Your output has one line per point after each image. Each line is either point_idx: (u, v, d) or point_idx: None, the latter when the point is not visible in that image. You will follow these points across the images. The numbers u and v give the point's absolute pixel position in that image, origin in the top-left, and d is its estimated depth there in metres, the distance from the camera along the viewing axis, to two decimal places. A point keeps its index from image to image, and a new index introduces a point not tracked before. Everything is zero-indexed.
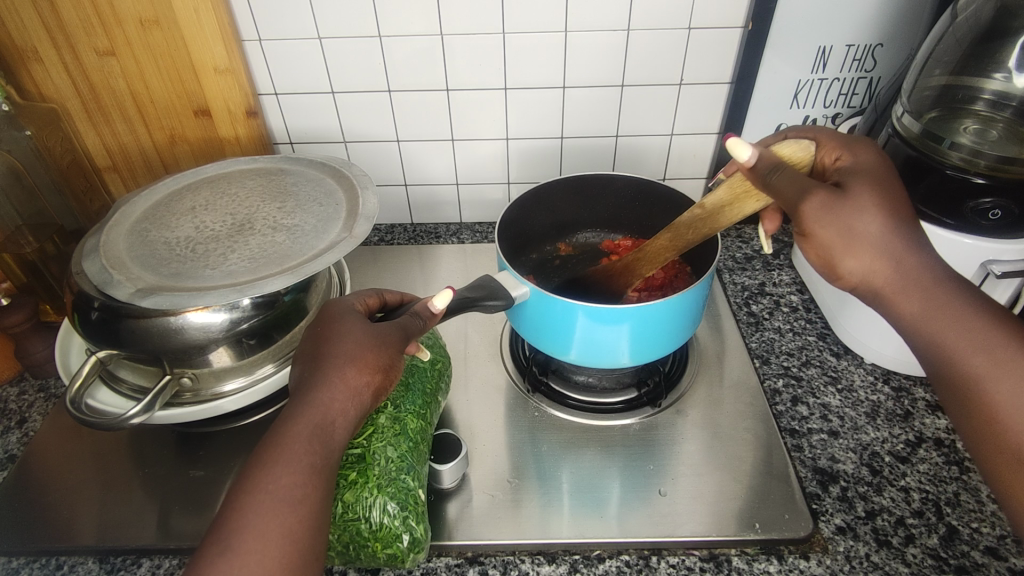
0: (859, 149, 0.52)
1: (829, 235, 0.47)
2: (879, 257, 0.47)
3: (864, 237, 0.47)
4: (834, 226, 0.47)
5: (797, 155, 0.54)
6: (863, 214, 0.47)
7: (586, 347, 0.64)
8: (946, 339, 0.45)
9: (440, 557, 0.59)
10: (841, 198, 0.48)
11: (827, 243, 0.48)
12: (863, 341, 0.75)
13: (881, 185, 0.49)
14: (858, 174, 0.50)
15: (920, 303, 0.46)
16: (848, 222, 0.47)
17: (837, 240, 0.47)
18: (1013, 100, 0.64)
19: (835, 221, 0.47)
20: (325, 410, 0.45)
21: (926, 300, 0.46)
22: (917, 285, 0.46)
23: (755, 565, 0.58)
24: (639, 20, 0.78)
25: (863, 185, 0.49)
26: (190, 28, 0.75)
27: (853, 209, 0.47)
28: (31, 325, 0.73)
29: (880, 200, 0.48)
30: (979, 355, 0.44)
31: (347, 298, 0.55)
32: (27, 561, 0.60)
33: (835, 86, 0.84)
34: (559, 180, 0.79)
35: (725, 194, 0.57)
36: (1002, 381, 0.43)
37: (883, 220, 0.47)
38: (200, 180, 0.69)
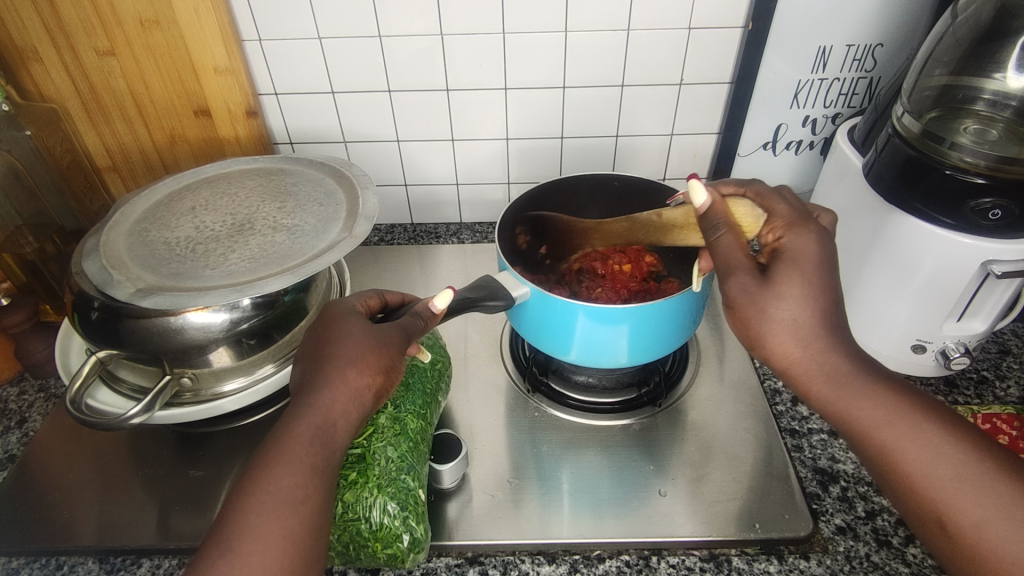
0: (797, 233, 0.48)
1: (746, 315, 0.46)
2: (794, 342, 0.45)
3: (778, 324, 0.45)
4: (749, 310, 0.46)
5: (746, 219, 0.53)
6: (782, 299, 0.45)
7: (586, 348, 0.64)
8: (858, 417, 0.43)
9: (440, 557, 0.59)
10: (764, 281, 0.46)
11: (744, 322, 0.46)
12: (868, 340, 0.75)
13: (814, 267, 0.46)
14: (795, 254, 0.47)
15: (829, 383, 0.44)
16: (765, 308, 0.45)
17: (752, 321, 0.46)
18: (1013, 100, 0.64)
19: (750, 306, 0.46)
20: (326, 412, 0.45)
21: (837, 376, 0.44)
22: (825, 367, 0.44)
23: (755, 566, 0.58)
24: (639, 20, 0.78)
25: (793, 267, 0.46)
26: (190, 29, 0.75)
27: (774, 292, 0.45)
28: (31, 325, 0.73)
29: (805, 287, 0.45)
30: (885, 428, 0.42)
31: (348, 298, 0.55)
32: (27, 561, 0.60)
33: (835, 86, 0.83)
34: (555, 181, 0.79)
35: (681, 218, 0.63)
36: (915, 452, 0.41)
37: (805, 304, 0.44)
38: (200, 180, 0.69)
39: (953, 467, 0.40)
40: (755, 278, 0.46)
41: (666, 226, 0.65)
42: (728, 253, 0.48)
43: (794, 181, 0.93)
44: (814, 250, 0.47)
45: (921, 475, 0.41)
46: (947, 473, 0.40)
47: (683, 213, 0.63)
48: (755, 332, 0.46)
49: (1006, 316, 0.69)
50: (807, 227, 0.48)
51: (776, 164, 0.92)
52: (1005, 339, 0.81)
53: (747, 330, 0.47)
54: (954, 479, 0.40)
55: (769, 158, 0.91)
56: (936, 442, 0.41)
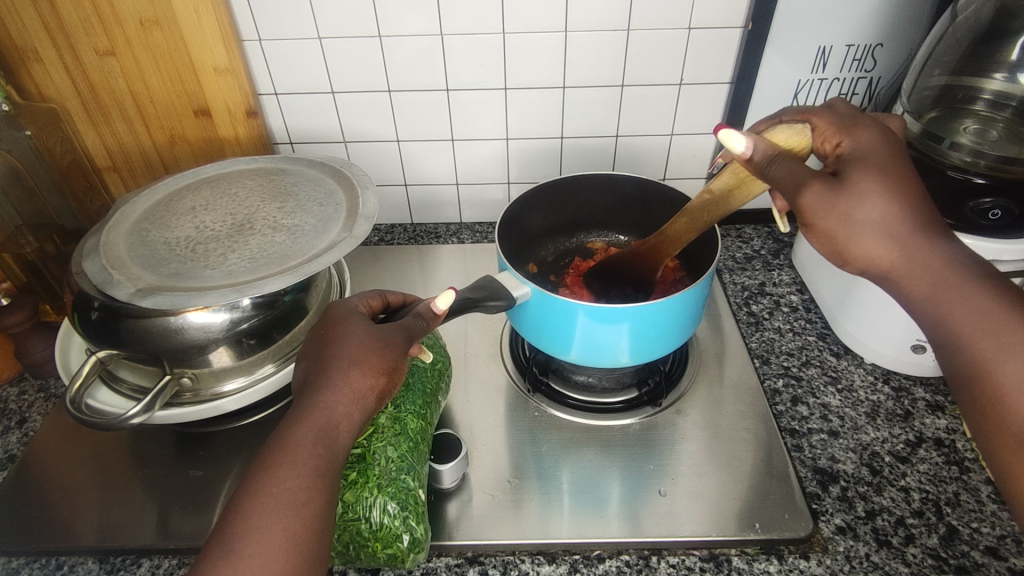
0: (857, 132, 0.50)
1: (828, 227, 0.46)
2: (885, 243, 0.46)
3: (864, 224, 0.45)
4: (833, 216, 0.46)
5: (792, 141, 0.52)
6: (865, 200, 0.45)
7: (587, 348, 0.64)
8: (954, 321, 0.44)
9: (440, 557, 0.59)
10: (838, 190, 0.46)
11: (829, 233, 0.47)
12: (868, 342, 0.75)
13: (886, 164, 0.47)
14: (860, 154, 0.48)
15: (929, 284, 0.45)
16: (848, 213, 0.45)
17: (837, 232, 0.46)
18: (1013, 100, 0.64)
19: (830, 214, 0.46)
20: (330, 414, 0.45)
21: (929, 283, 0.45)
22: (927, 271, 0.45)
23: (755, 565, 0.58)
24: (639, 20, 0.78)
25: (864, 164, 0.47)
26: (190, 29, 0.75)
27: (854, 195, 0.45)
28: (31, 325, 0.73)
29: (879, 184, 0.46)
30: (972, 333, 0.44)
31: (351, 300, 0.55)
32: (27, 561, 0.60)
33: (835, 86, 0.83)
34: (558, 180, 0.79)
35: (729, 180, 0.58)
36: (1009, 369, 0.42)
37: (888, 200, 0.45)
38: (200, 180, 0.69)
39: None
40: (829, 184, 0.46)
41: (722, 197, 0.60)
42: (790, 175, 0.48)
43: None
44: (874, 143, 0.49)
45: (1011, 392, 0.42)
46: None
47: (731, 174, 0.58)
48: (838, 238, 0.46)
49: None
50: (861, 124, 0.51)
51: None
52: None
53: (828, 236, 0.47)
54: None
55: None
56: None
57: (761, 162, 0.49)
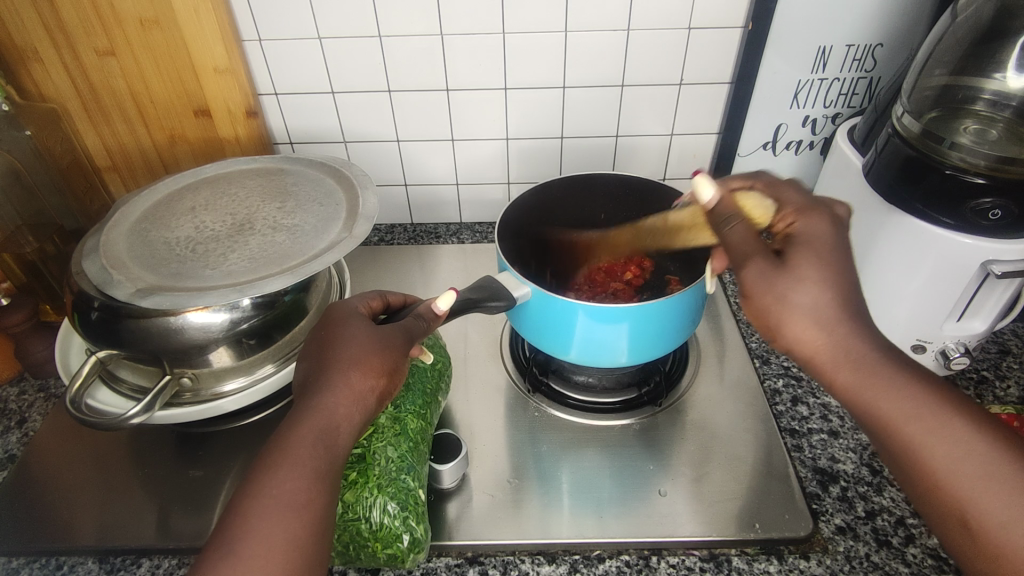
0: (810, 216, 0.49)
1: (765, 304, 0.45)
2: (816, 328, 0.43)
3: (799, 308, 0.43)
4: (767, 295, 0.44)
5: (757, 211, 0.52)
6: (803, 282, 0.44)
7: (587, 348, 0.64)
8: (880, 408, 0.41)
9: (440, 557, 0.59)
10: (781, 266, 0.45)
11: (764, 310, 0.45)
12: None
13: (829, 246, 0.46)
14: (809, 237, 0.47)
15: (854, 374, 0.42)
16: (783, 294, 0.44)
17: (772, 311, 0.44)
18: (1013, 100, 0.64)
19: (767, 292, 0.44)
20: (330, 415, 0.45)
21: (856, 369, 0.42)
22: (850, 357, 0.42)
23: (755, 566, 0.58)
24: (638, 20, 0.78)
25: (811, 249, 0.46)
26: (190, 29, 0.75)
27: (792, 276, 0.44)
28: (31, 325, 0.73)
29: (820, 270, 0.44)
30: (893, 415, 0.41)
31: (352, 300, 0.55)
32: (27, 561, 0.60)
33: (835, 86, 0.83)
34: (557, 180, 0.78)
35: (687, 218, 0.63)
36: (938, 443, 0.40)
37: (824, 287, 0.43)
38: (200, 181, 0.69)
39: (985, 463, 0.39)
40: (771, 261, 0.45)
41: (673, 229, 0.65)
42: (741, 240, 0.48)
43: None
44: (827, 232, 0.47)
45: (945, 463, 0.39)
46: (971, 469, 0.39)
47: (689, 213, 0.62)
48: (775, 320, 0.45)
49: (1005, 316, 0.69)
50: (818, 211, 0.49)
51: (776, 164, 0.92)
52: (1005, 339, 0.81)
53: (762, 318, 0.45)
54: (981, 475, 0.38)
55: (769, 158, 0.91)
56: (958, 434, 0.40)
57: (718, 221, 0.51)
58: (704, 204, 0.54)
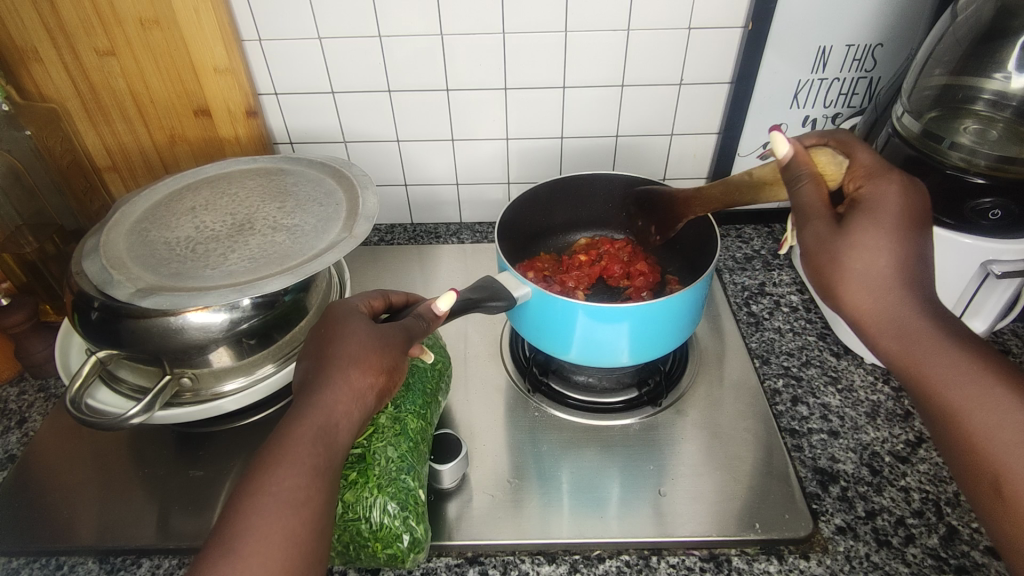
0: (881, 180, 0.46)
1: (820, 263, 0.45)
2: (872, 297, 0.43)
3: (852, 274, 0.43)
4: (822, 258, 0.45)
5: (829, 168, 0.50)
6: (859, 247, 0.43)
7: (586, 347, 0.64)
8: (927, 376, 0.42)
9: (440, 557, 0.59)
10: (839, 230, 0.44)
11: (817, 271, 0.45)
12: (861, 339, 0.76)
13: (897, 211, 0.44)
14: (874, 203, 0.45)
15: (902, 341, 0.42)
16: (837, 257, 0.44)
17: (826, 274, 0.45)
18: (1013, 100, 0.64)
19: (822, 254, 0.45)
20: (330, 413, 0.45)
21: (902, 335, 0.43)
22: (899, 327, 0.43)
23: (755, 565, 0.58)
24: (638, 20, 0.78)
25: (871, 213, 0.44)
26: (190, 29, 0.75)
27: (848, 240, 0.44)
28: (31, 325, 0.73)
29: (882, 235, 0.43)
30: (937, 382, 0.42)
31: (352, 300, 0.55)
32: (27, 561, 0.60)
33: (835, 86, 0.83)
34: (557, 180, 0.78)
35: (774, 173, 0.56)
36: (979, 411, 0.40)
37: (884, 253, 0.43)
38: (200, 180, 0.69)
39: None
40: (830, 225, 0.45)
41: (758, 185, 0.58)
42: (809, 201, 0.47)
43: None
44: (898, 195, 0.45)
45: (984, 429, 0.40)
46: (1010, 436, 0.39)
47: (772, 168, 0.57)
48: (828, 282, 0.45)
49: (1005, 316, 0.69)
50: (891, 174, 0.47)
51: None
52: (1005, 339, 0.81)
53: (816, 278, 0.46)
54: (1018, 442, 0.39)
55: None
56: (1001, 402, 0.40)
57: (789, 175, 0.48)
58: (778, 160, 0.50)
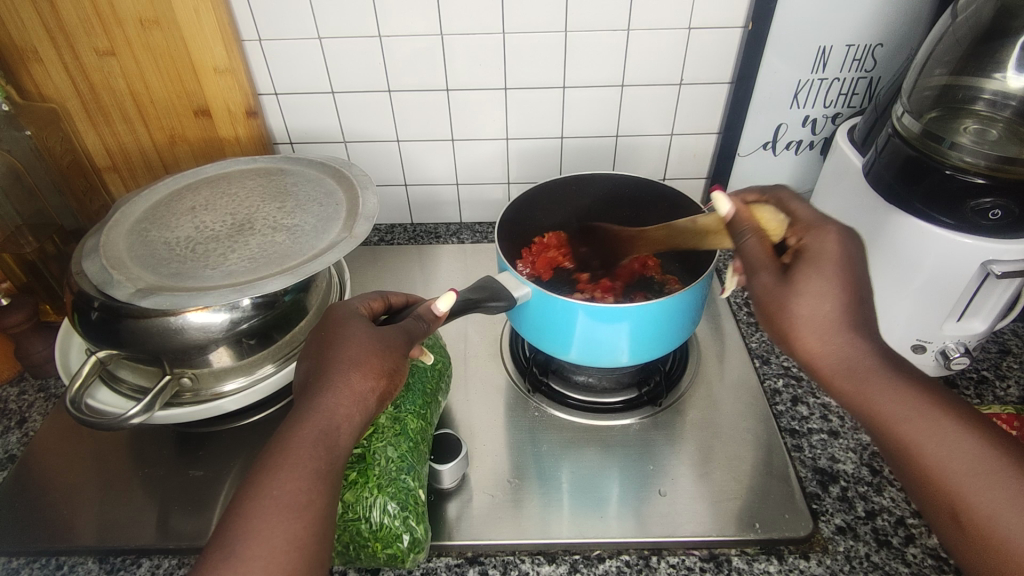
0: (818, 232, 0.49)
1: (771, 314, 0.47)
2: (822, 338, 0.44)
3: (803, 318, 0.45)
4: (771, 307, 0.47)
5: (772, 222, 0.53)
6: (804, 294, 0.45)
7: (586, 348, 0.64)
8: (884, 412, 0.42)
9: (440, 557, 0.59)
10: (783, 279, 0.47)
11: (769, 321, 0.47)
12: None
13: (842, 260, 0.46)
14: (818, 252, 0.48)
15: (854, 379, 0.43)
16: (786, 305, 0.46)
17: (778, 320, 0.46)
18: (1013, 100, 0.64)
19: (770, 303, 0.47)
20: (331, 416, 0.45)
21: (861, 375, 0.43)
22: (855, 364, 0.43)
23: (755, 566, 0.58)
24: (638, 20, 0.78)
25: (814, 263, 0.47)
26: (190, 29, 0.75)
27: (794, 290, 0.46)
28: (31, 325, 0.73)
29: (826, 282, 0.45)
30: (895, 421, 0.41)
31: (352, 301, 0.55)
32: (27, 561, 0.60)
33: (835, 86, 0.83)
34: (557, 180, 0.78)
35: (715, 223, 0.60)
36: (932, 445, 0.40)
37: (827, 298, 0.45)
38: (200, 181, 0.69)
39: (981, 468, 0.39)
40: (775, 276, 0.48)
41: (701, 231, 0.62)
42: (753, 253, 0.50)
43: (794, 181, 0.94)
44: (838, 246, 0.47)
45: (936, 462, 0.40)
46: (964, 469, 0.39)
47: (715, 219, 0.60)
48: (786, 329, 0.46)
49: (1005, 316, 0.69)
50: (828, 226, 0.49)
51: (776, 164, 0.92)
52: (1005, 339, 0.81)
53: (774, 329, 0.47)
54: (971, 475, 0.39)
55: (769, 158, 0.91)
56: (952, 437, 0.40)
57: (737, 234, 0.53)
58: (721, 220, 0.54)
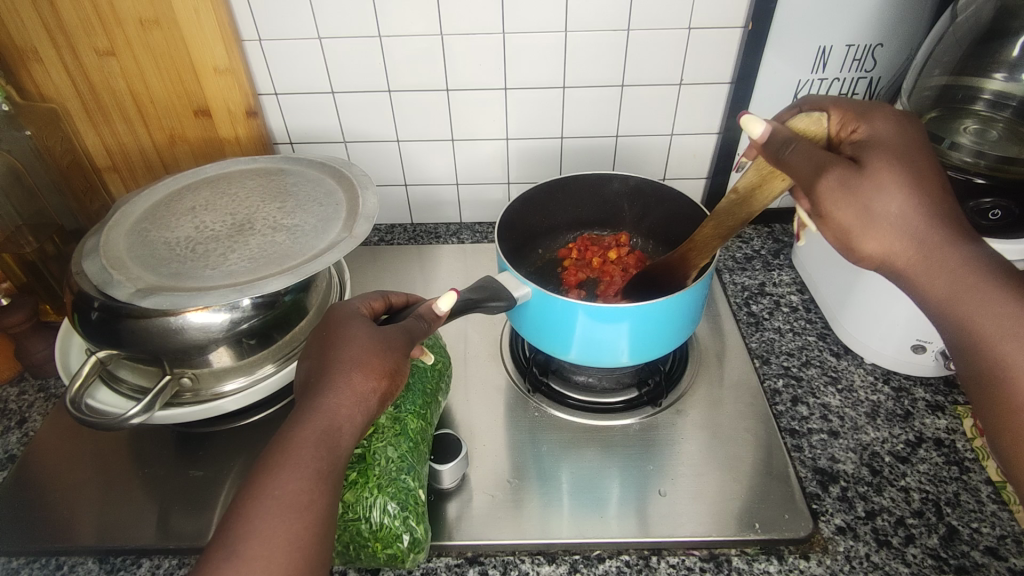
0: (874, 117, 0.47)
1: (846, 217, 0.44)
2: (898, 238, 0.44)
3: (883, 218, 0.43)
4: (850, 206, 0.44)
5: (812, 127, 0.50)
6: (884, 189, 0.43)
7: (587, 348, 0.64)
8: (975, 322, 0.42)
9: (440, 557, 0.59)
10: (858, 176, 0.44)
11: (842, 224, 0.45)
12: (864, 340, 0.75)
13: (904, 151, 0.45)
14: (877, 142, 0.46)
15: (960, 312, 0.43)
16: (867, 204, 0.44)
17: (855, 224, 0.44)
18: (1013, 100, 0.64)
19: (851, 204, 0.44)
20: (332, 416, 0.45)
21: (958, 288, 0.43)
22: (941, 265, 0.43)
23: (755, 566, 0.58)
24: (638, 20, 0.78)
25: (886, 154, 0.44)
26: (190, 28, 0.75)
27: (874, 183, 0.44)
28: (31, 325, 0.73)
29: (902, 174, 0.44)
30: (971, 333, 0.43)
31: (352, 302, 0.55)
32: (27, 561, 0.60)
33: (835, 87, 0.83)
34: (558, 180, 0.78)
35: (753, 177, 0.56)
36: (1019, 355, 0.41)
37: (906, 193, 0.43)
38: (200, 180, 0.69)
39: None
40: (849, 172, 0.44)
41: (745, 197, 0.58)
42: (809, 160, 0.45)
43: None
44: (893, 131, 0.46)
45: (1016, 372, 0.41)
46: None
47: (754, 171, 0.56)
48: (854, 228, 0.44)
49: None
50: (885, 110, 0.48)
51: None
52: None
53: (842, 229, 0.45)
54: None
55: None
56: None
57: (778, 147, 0.47)
58: (757, 143, 0.48)
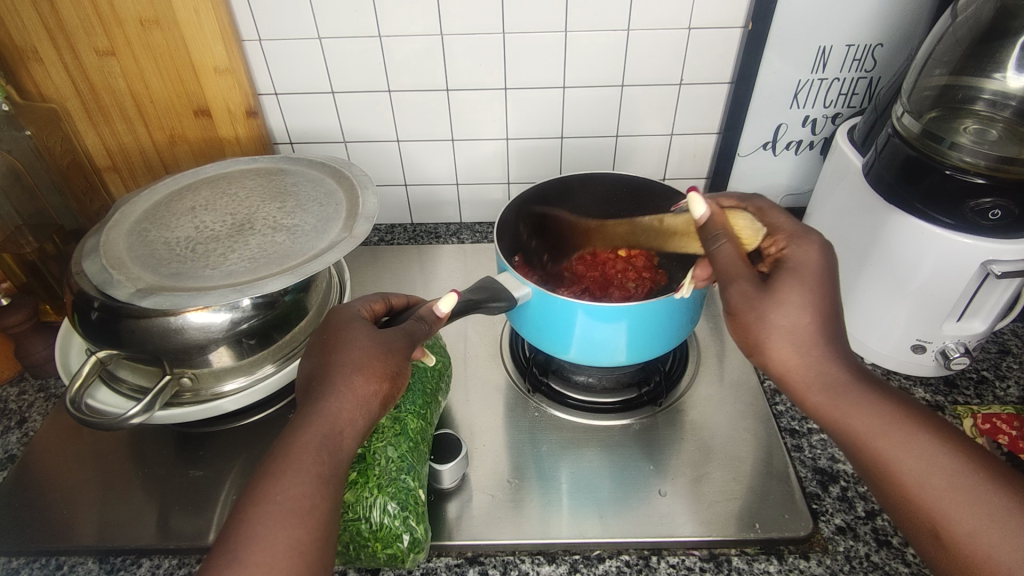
0: (801, 245, 0.50)
1: (747, 322, 0.47)
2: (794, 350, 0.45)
3: (779, 330, 0.45)
4: (748, 315, 0.47)
5: (745, 232, 0.55)
6: (782, 304, 0.46)
7: (587, 349, 0.64)
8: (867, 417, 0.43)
9: (440, 557, 0.59)
10: (763, 290, 0.47)
11: (745, 329, 0.47)
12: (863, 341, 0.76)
13: (816, 278, 0.47)
14: (797, 266, 0.48)
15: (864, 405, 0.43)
16: (764, 313, 0.46)
17: (754, 329, 0.46)
18: (1013, 100, 0.64)
19: (749, 311, 0.47)
20: (333, 420, 0.45)
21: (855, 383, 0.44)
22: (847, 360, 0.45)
23: (755, 566, 0.58)
24: (638, 20, 0.78)
25: (793, 276, 0.47)
26: (190, 28, 0.75)
27: (773, 299, 0.46)
28: (31, 325, 0.73)
29: (805, 296, 0.46)
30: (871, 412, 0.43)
31: (353, 304, 0.55)
32: (27, 561, 0.60)
33: (835, 86, 0.83)
34: (554, 181, 0.79)
35: (682, 224, 0.65)
36: (904, 460, 0.41)
37: (806, 313, 0.45)
38: (200, 180, 0.69)
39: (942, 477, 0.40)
40: (753, 285, 0.47)
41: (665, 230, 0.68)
42: (728, 260, 0.50)
43: (794, 181, 0.94)
44: (815, 259, 0.48)
45: (912, 475, 0.41)
46: (937, 483, 0.40)
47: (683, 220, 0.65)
48: (754, 340, 0.47)
49: (1005, 316, 0.69)
50: (811, 236, 0.50)
51: (776, 164, 0.92)
52: (1005, 339, 0.81)
53: (748, 337, 0.47)
54: (947, 488, 0.40)
55: (769, 158, 0.91)
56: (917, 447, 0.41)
57: (709, 235, 0.53)
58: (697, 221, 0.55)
